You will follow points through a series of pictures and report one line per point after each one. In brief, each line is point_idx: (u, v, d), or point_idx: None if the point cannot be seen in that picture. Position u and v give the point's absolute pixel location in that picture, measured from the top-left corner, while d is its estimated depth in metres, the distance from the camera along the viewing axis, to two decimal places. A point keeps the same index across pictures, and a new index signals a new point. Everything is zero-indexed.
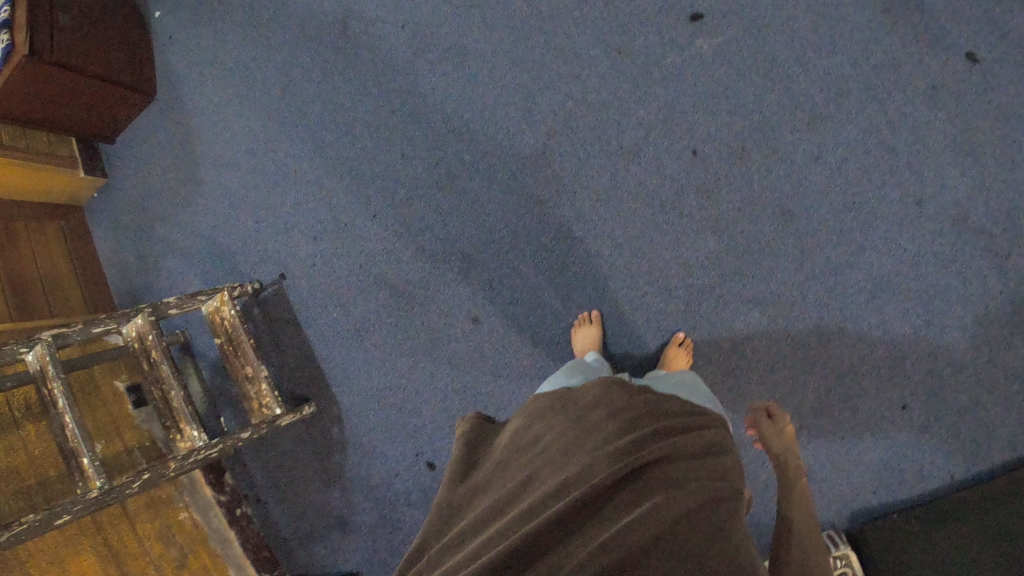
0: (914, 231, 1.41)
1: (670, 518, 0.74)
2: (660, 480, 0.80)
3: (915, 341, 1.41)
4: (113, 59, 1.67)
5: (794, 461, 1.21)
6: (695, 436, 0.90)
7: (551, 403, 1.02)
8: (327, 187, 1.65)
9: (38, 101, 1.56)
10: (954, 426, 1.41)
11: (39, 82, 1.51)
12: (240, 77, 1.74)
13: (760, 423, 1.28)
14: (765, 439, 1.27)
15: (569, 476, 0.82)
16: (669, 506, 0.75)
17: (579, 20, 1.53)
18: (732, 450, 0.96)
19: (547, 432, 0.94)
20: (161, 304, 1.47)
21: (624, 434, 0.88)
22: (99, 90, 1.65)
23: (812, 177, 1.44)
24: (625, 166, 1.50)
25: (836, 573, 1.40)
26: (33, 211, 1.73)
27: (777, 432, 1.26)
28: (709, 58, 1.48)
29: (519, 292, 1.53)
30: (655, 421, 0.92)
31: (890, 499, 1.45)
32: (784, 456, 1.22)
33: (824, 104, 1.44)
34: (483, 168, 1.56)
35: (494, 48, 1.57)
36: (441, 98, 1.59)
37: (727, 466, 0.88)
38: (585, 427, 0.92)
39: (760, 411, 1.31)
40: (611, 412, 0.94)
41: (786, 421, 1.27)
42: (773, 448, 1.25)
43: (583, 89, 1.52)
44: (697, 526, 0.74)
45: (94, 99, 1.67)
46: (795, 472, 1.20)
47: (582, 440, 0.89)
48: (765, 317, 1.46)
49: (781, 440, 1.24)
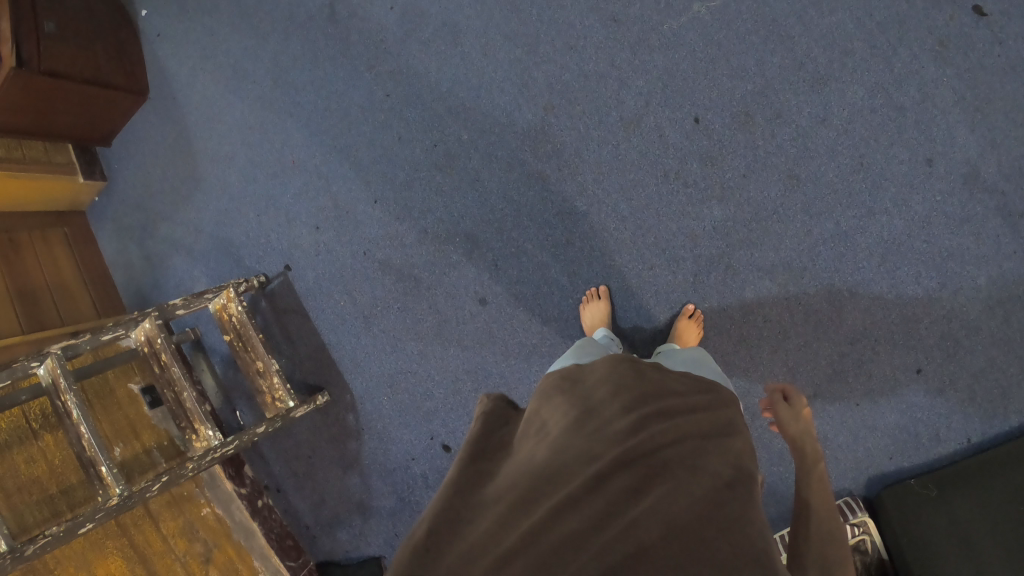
0: (924, 189, 1.38)
1: (684, 507, 0.74)
2: (668, 467, 0.79)
3: (928, 302, 1.40)
4: (102, 62, 1.65)
5: (813, 445, 1.10)
6: (707, 417, 0.90)
7: (562, 382, 1.01)
8: (326, 176, 1.64)
9: (30, 112, 1.54)
10: (970, 386, 1.40)
11: (30, 92, 1.49)
12: (231, 70, 1.72)
13: (777, 406, 1.19)
14: (781, 424, 1.17)
15: (574, 463, 0.81)
16: (683, 494, 0.75)
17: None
18: (744, 426, 0.95)
19: (553, 411, 0.93)
20: (167, 306, 1.47)
21: (637, 416, 0.87)
22: (91, 94, 1.63)
23: (818, 140, 1.41)
24: (627, 138, 1.47)
25: (852, 539, 1.40)
26: (37, 219, 1.73)
27: (793, 416, 1.17)
28: (708, 22, 1.44)
29: (526, 271, 1.52)
30: (667, 402, 0.91)
31: (907, 460, 1.44)
32: (802, 438, 1.12)
33: (827, 64, 1.40)
34: (482, 148, 1.54)
35: (486, 23, 1.54)
36: (436, 78, 1.56)
37: (738, 447, 0.88)
38: (598, 406, 0.91)
39: (776, 394, 1.23)
40: (619, 392, 0.92)
41: (804, 405, 1.19)
42: (792, 434, 1.16)
43: (580, 62, 1.49)
44: (712, 514, 0.74)
45: (87, 104, 1.65)
46: (813, 454, 1.07)
47: (594, 418, 0.88)
48: (775, 285, 1.45)
49: (799, 423, 1.15)
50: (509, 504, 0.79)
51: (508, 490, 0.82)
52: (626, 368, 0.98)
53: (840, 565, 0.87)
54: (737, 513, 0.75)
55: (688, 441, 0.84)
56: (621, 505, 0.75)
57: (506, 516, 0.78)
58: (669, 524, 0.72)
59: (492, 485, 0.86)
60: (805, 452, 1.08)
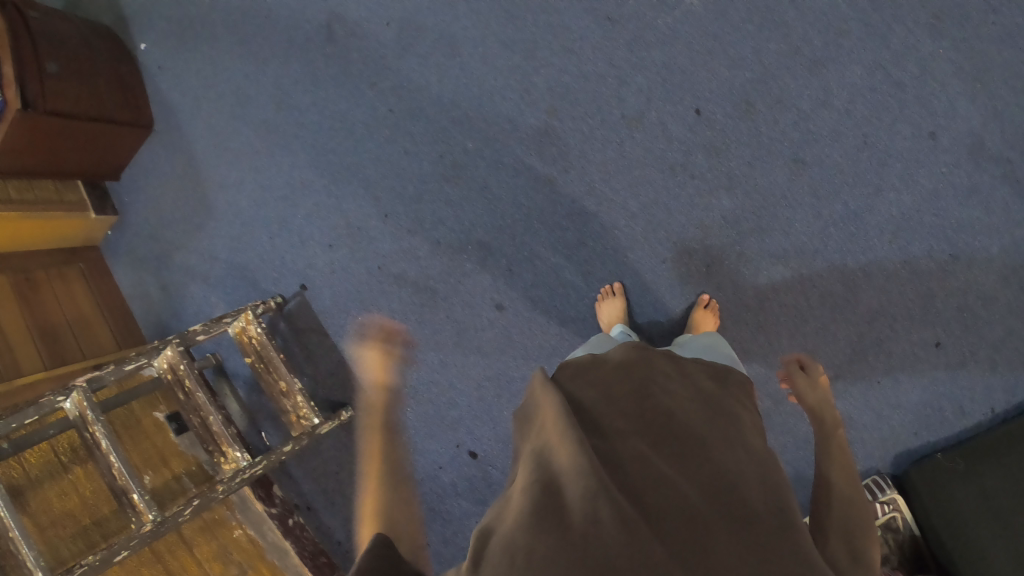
0: (930, 164, 1.38)
1: (729, 491, 0.77)
2: (693, 459, 0.81)
3: (943, 276, 1.39)
4: (106, 97, 1.67)
5: (832, 412, 1.16)
6: (726, 408, 0.94)
7: (581, 367, 1.05)
8: (334, 193, 1.65)
9: (39, 152, 1.57)
10: (991, 356, 1.40)
11: (37, 133, 1.51)
12: (234, 96, 1.74)
13: (794, 375, 1.25)
14: (800, 394, 1.23)
15: (601, 444, 0.82)
16: (725, 479, 0.78)
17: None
18: (752, 410, 1.00)
19: (583, 400, 0.93)
20: (187, 333, 1.49)
21: (671, 408, 0.89)
22: (97, 130, 1.66)
23: (821, 122, 1.42)
24: (630, 136, 1.48)
25: (882, 517, 1.40)
26: (52, 257, 1.75)
27: (811, 385, 1.23)
28: (701, 14, 1.45)
29: (539, 274, 1.53)
30: (692, 397, 0.95)
31: (935, 436, 1.44)
32: (820, 405, 1.19)
33: (824, 46, 1.41)
34: (487, 155, 1.55)
35: (482, 32, 1.55)
36: (436, 90, 1.58)
37: (751, 430, 0.92)
38: (632, 395, 0.92)
39: (794, 365, 1.29)
40: (649, 384, 0.94)
41: (820, 374, 1.26)
42: (810, 402, 1.22)
43: (577, 63, 1.50)
44: (752, 497, 0.77)
45: (93, 140, 1.68)
46: (832, 419, 1.15)
47: (630, 408, 0.89)
48: (788, 270, 1.45)
49: (816, 390, 1.21)
50: (554, 478, 0.75)
51: (543, 463, 0.79)
52: (652, 364, 1.01)
53: (867, 531, 0.88)
54: (764, 498, 0.77)
55: (713, 437, 0.86)
56: (645, 477, 0.76)
57: (532, 478, 0.77)
58: (690, 505, 0.73)
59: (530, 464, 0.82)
60: (824, 420, 1.15)
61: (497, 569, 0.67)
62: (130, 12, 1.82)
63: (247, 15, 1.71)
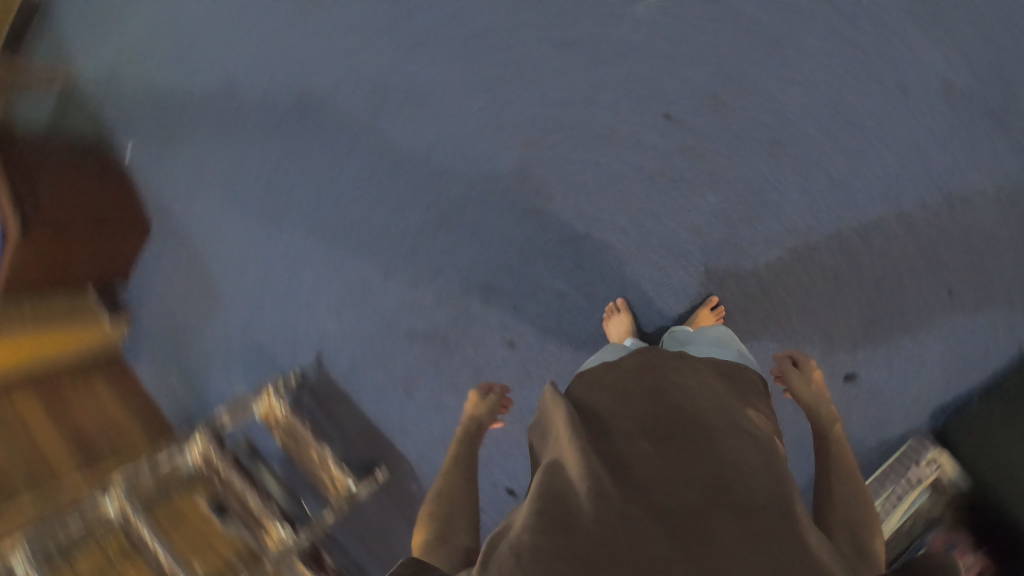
0: (906, 120, 1.40)
1: (733, 476, 0.77)
2: (694, 446, 0.81)
3: (942, 227, 1.40)
4: (101, 202, 1.75)
5: (827, 407, 1.12)
6: (732, 400, 0.95)
7: (593, 374, 1.07)
8: (332, 259, 1.69)
9: (49, 264, 1.66)
10: (1004, 296, 1.40)
11: (45, 248, 1.60)
12: (224, 182, 1.79)
13: (788, 372, 1.19)
14: (794, 390, 1.17)
15: (608, 449, 0.84)
16: (730, 465, 0.79)
17: (522, 29, 1.55)
18: (764, 406, 1.02)
19: (595, 406, 0.96)
20: (214, 419, 1.61)
21: (680, 403, 0.91)
22: (99, 232, 1.74)
23: (789, 103, 1.44)
24: (607, 151, 1.51)
25: (928, 476, 1.40)
26: (75, 366, 1.82)
27: (805, 381, 1.17)
28: (653, 21, 1.49)
29: (544, 303, 1.55)
30: (700, 390, 0.96)
31: (967, 387, 1.43)
32: (817, 402, 1.13)
33: (778, 29, 1.44)
34: (473, 196, 1.59)
35: (447, 79, 1.59)
36: (413, 143, 1.62)
37: (758, 420, 0.93)
38: (643, 395, 0.94)
39: (786, 361, 1.23)
40: (658, 381, 0.96)
41: (814, 368, 1.20)
42: (806, 398, 1.15)
43: (544, 92, 1.54)
44: (757, 480, 0.77)
45: (96, 242, 1.75)
46: (829, 414, 1.10)
47: (639, 407, 0.91)
48: (787, 251, 1.46)
49: (811, 386, 1.15)
50: (559, 487, 0.79)
51: (553, 474, 0.83)
52: (662, 363, 1.03)
53: (867, 523, 0.91)
54: (768, 480, 0.78)
55: (717, 422, 0.86)
56: (645, 476, 0.78)
57: (541, 487, 0.81)
58: (687, 497, 0.74)
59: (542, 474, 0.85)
60: (819, 416, 1.10)
61: (503, 568, 0.71)
62: (110, 120, 1.87)
63: (223, 104, 1.77)
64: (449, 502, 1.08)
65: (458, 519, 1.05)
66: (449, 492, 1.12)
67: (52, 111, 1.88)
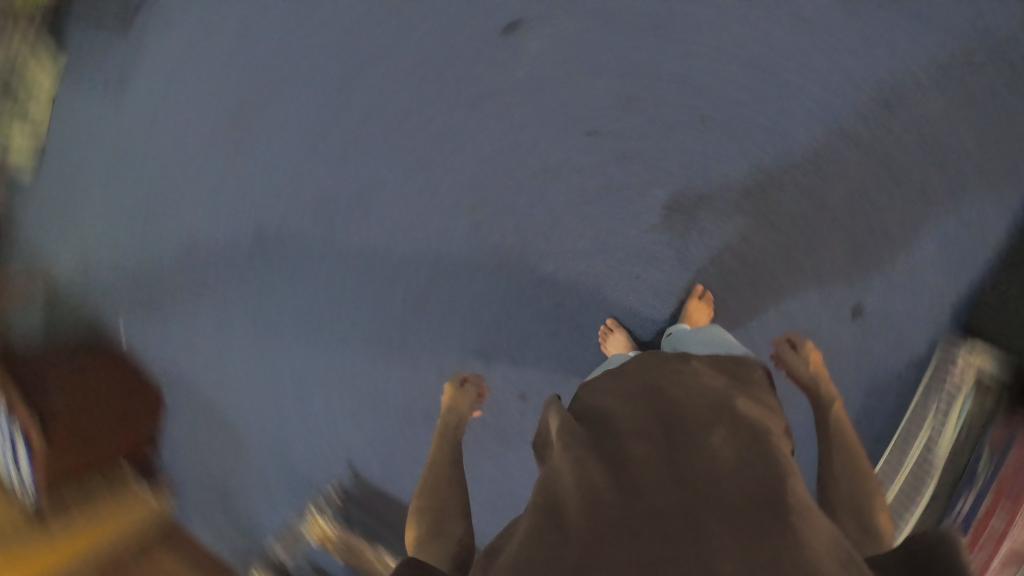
0: (820, 52, 1.49)
1: (726, 471, 0.79)
2: (687, 447, 0.84)
3: (886, 140, 1.49)
4: (105, 381, 1.75)
5: (824, 383, 1.26)
6: (729, 392, 0.98)
7: (598, 383, 1.11)
8: (331, 373, 1.72)
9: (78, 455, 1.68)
10: (964, 185, 1.48)
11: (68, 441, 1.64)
12: (213, 327, 1.77)
13: (785, 355, 1.36)
14: (794, 371, 1.33)
15: (604, 452, 0.87)
16: (723, 461, 0.81)
17: (446, 94, 1.60)
18: (766, 395, 1.06)
19: (596, 413, 0.99)
20: (272, 551, 1.82)
21: (678, 403, 0.94)
22: (115, 408, 1.75)
23: (698, 85, 1.53)
24: (549, 186, 1.58)
25: (971, 367, 1.49)
26: (134, 547, 1.80)
27: (803, 361, 1.33)
28: (547, 54, 1.56)
29: (540, 346, 1.63)
30: (698, 385, 0.99)
31: (962, 280, 1.51)
32: (814, 379, 1.28)
33: (666, 20, 1.53)
34: (440, 271, 1.64)
35: (380, 171, 1.64)
36: (368, 241, 1.66)
37: (755, 408, 0.96)
38: (643, 398, 0.97)
39: (784, 344, 1.39)
40: (655, 387, 1.00)
41: (810, 348, 1.36)
42: (805, 378, 1.30)
43: (473, 152, 1.61)
44: (750, 473, 0.79)
45: (116, 418, 1.76)
46: (825, 387, 1.25)
47: (638, 410, 0.94)
48: (750, 213, 1.55)
49: (807, 365, 1.31)
50: (554, 495, 0.82)
51: (549, 483, 0.85)
52: (661, 366, 1.07)
53: (869, 500, 1.03)
54: (759, 470, 0.80)
55: (709, 420, 0.89)
56: (640, 479, 0.80)
57: (538, 498, 0.83)
58: (682, 498, 0.77)
59: (539, 485, 0.87)
60: (818, 393, 1.25)
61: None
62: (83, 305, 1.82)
63: (182, 256, 1.76)
64: (435, 493, 1.19)
65: (450, 508, 1.15)
66: (436, 481, 1.22)
67: (44, 316, 1.79)
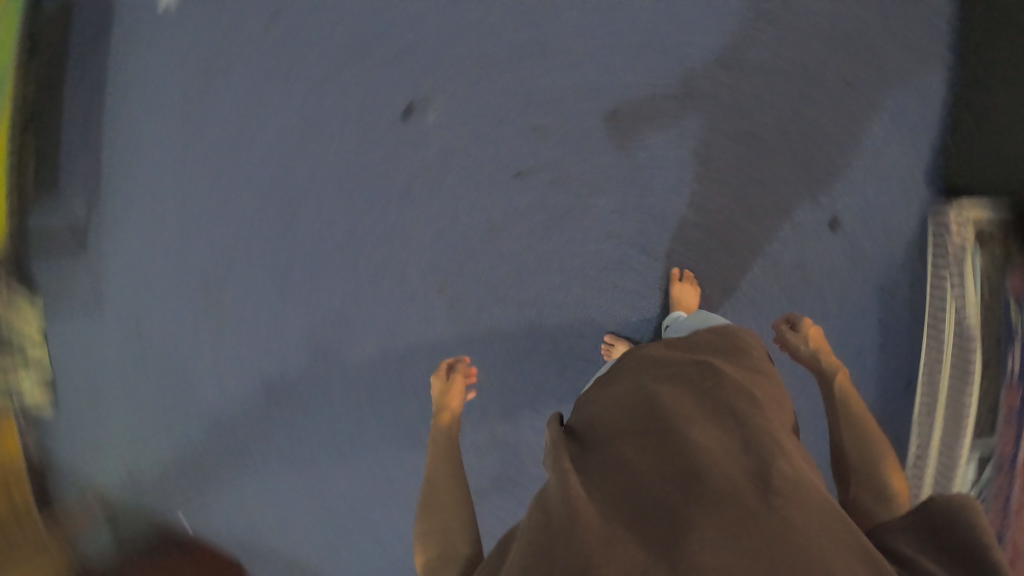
0: (692, 26, 1.62)
1: (715, 464, 0.80)
2: (673, 441, 0.85)
3: (784, 76, 1.62)
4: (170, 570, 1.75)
5: (828, 360, 1.34)
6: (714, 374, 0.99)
7: (592, 393, 1.12)
8: (379, 489, 1.76)
9: None
10: (865, 90, 1.62)
11: None
12: (256, 486, 1.76)
13: (786, 337, 1.43)
14: (795, 351, 1.41)
15: (596, 461, 0.88)
16: (711, 454, 0.82)
17: (383, 189, 1.67)
18: (755, 369, 1.07)
19: (588, 423, 1.00)
20: None
21: (664, 396, 0.94)
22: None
23: (596, 98, 1.64)
24: (502, 239, 1.68)
25: (960, 225, 1.57)
26: None
27: (802, 340, 1.40)
28: (452, 126, 1.65)
29: (556, 383, 1.71)
30: (684, 376, 1.00)
31: (901, 168, 1.63)
32: (818, 357, 1.36)
33: (544, 54, 1.63)
34: (439, 355, 1.70)
35: (345, 288, 1.69)
36: (362, 355, 1.71)
37: (741, 388, 0.97)
38: (630, 397, 0.98)
39: (783, 324, 1.47)
40: (641, 384, 1.00)
41: (807, 324, 1.44)
42: (808, 357, 1.39)
43: (423, 237, 1.68)
44: (740, 466, 0.81)
45: None
46: (831, 364, 1.33)
47: (626, 412, 0.95)
48: (690, 188, 1.66)
49: (808, 344, 1.39)
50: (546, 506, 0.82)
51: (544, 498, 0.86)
52: (652, 362, 1.07)
53: (881, 475, 1.12)
54: (749, 462, 0.81)
55: (695, 413, 0.90)
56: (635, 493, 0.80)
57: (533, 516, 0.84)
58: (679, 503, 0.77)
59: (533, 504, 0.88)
60: (823, 370, 1.33)
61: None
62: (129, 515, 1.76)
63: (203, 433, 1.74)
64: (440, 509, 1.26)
65: (454, 525, 1.22)
66: (442, 495, 1.29)
67: (111, 532, 1.75)
